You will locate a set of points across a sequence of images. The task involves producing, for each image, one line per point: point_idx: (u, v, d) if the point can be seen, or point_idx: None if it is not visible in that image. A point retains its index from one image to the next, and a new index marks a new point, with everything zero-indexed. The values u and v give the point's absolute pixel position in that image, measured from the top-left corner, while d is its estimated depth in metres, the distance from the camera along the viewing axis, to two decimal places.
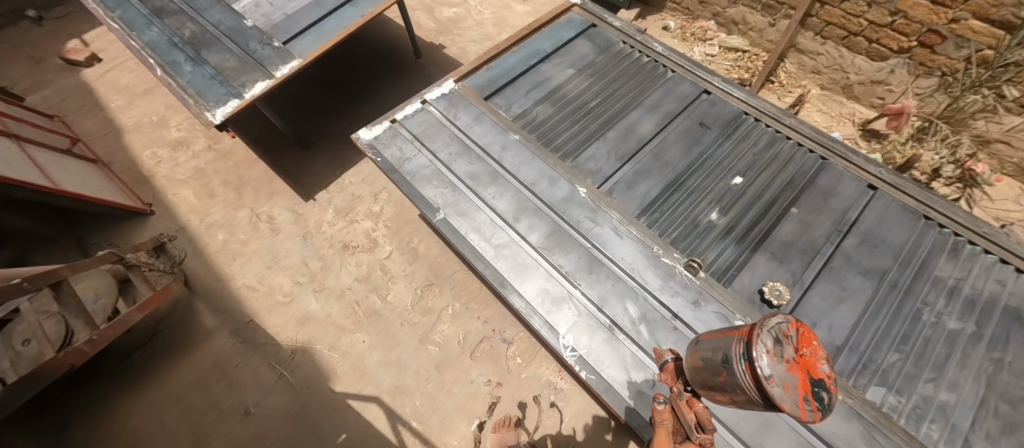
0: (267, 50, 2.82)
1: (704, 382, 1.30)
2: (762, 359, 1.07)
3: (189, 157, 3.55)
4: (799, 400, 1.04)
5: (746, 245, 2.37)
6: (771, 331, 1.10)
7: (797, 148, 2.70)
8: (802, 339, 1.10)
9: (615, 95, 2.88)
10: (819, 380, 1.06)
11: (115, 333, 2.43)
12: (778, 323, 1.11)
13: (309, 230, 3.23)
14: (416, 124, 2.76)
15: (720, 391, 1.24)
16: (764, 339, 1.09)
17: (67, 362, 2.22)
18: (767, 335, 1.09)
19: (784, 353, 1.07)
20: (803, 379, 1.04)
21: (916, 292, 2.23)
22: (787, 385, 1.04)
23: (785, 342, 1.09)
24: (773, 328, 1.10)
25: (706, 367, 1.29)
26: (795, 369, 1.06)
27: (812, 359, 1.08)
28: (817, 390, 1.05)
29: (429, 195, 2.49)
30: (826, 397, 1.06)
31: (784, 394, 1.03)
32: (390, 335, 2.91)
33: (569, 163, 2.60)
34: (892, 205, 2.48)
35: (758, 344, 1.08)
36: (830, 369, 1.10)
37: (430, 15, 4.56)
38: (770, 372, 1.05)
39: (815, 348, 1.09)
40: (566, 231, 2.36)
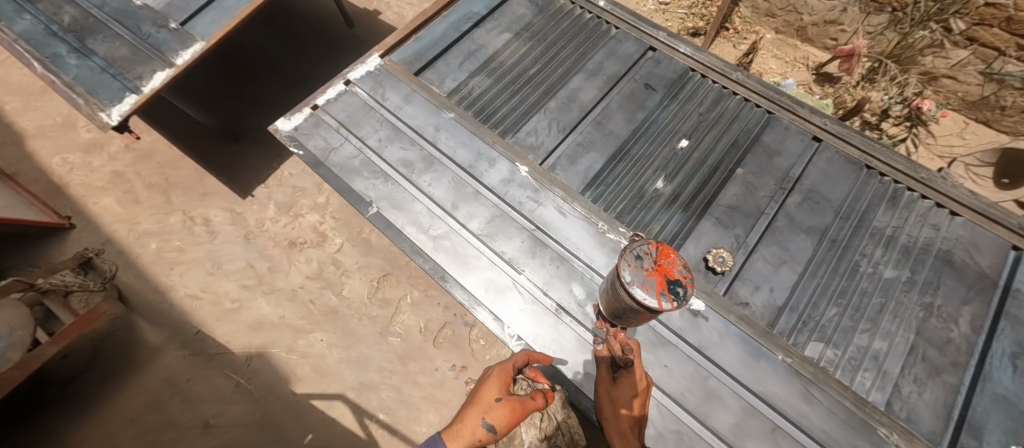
0: (163, 34, 2.51)
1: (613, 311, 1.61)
2: (626, 271, 1.37)
3: (105, 160, 3.37)
4: (655, 294, 1.32)
5: (692, 212, 2.34)
6: (633, 250, 1.41)
7: (744, 103, 2.64)
8: (660, 253, 1.38)
9: (556, 60, 2.75)
10: (673, 280, 1.34)
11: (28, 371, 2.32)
12: (639, 246, 1.41)
13: (250, 230, 3.18)
14: (340, 109, 2.56)
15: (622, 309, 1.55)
16: (628, 258, 1.40)
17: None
18: (631, 253, 1.40)
19: (643, 262, 1.37)
20: (656, 281, 1.34)
21: (854, 245, 2.26)
22: (644, 286, 1.34)
23: (644, 256, 1.39)
24: (636, 248, 1.40)
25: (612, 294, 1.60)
26: (653, 274, 1.36)
27: (667, 265, 1.37)
28: (672, 287, 1.33)
29: (360, 188, 2.35)
30: (680, 293, 1.33)
31: (645, 293, 1.33)
32: (348, 332, 2.90)
33: (509, 139, 2.48)
34: (835, 157, 2.47)
35: (622, 260, 1.39)
36: (686, 271, 1.37)
37: None
38: (630, 278, 1.35)
39: (671, 259, 1.37)
40: (506, 215, 2.28)
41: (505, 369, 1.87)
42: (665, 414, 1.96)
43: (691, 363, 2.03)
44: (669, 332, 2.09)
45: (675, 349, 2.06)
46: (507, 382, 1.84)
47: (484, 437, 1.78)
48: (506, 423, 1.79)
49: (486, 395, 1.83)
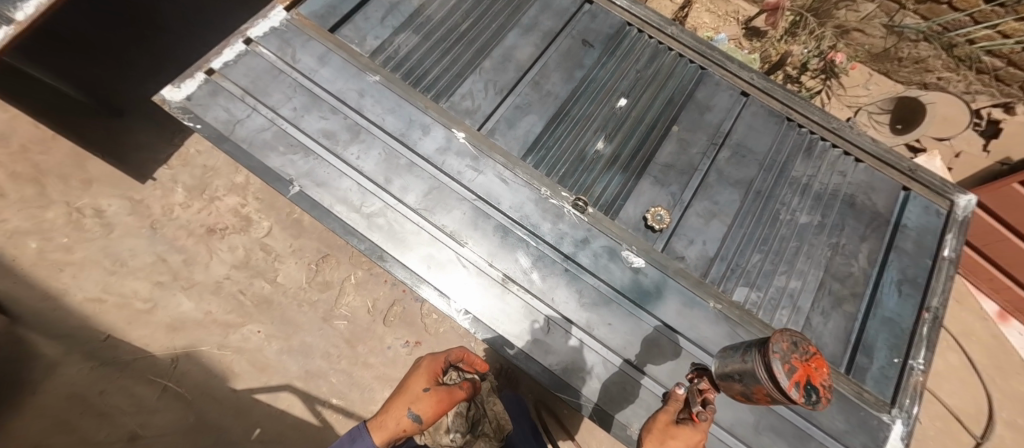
0: None
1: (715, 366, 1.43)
2: (775, 354, 1.17)
3: None
4: (791, 382, 1.15)
5: (631, 173, 2.38)
6: (786, 336, 1.20)
7: (678, 59, 2.65)
8: (814, 357, 1.20)
9: (488, 14, 2.55)
10: (814, 384, 1.16)
11: None
12: (795, 336, 1.20)
13: (155, 219, 2.81)
14: (242, 73, 2.23)
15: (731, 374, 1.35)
16: (780, 342, 1.19)
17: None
18: (783, 340, 1.19)
19: (791, 356, 1.18)
20: (801, 371, 1.16)
21: (775, 195, 2.43)
22: (786, 369, 1.16)
23: (793, 349, 1.18)
24: (796, 335, 1.21)
25: (730, 354, 1.40)
26: (800, 371, 1.16)
27: (816, 371, 1.18)
28: (810, 389, 1.15)
29: (276, 165, 2.11)
30: (813, 398, 1.16)
31: (782, 381, 1.15)
32: (287, 320, 2.72)
33: (443, 104, 2.32)
34: (760, 111, 2.59)
35: (772, 342, 1.18)
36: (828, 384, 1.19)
37: None
38: (778, 352, 1.17)
39: (821, 367, 1.19)
40: (445, 186, 2.18)
41: (434, 361, 1.80)
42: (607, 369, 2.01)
43: (633, 318, 2.08)
44: (612, 291, 2.12)
45: (618, 306, 2.09)
46: (438, 374, 1.75)
47: (408, 429, 1.65)
48: (433, 411, 1.67)
49: (413, 383, 1.71)
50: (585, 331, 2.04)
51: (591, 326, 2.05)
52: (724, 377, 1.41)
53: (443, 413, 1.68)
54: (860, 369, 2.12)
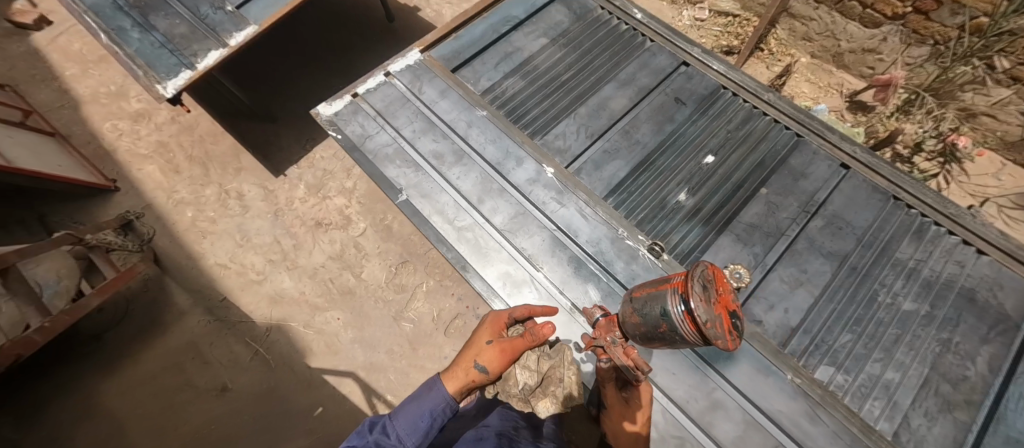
0: (220, 15, 2.70)
1: (641, 331, 1.57)
2: (699, 307, 1.36)
3: (151, 129, 3.60)
4: (722, 331, 1.37)
5: (712, 227, 2.37)
6: (698, 281, 1.41)
7: (773, 125, 2.65)
8: (717, 284, 1.43)
9: (590, 67, 2.79)
10: (731, 309, 1.42)
11: (71, 319, 2.50)
12: (703, 274, 1.42)
13: (280, 208, 3.30)
14: (379, 98, 2.66)
15: (659, 337, 1.53)
16: (696, 290, 1.38)
17: (14, 352, 2.22)
18: (698, 287, 1.39)
19: (708, 296, 1.39)
20: (723, 317, 1.38)
21: (873, 274, 2.25)
22: (714, 323, 1.36)
23: (707, 288, 1.40)
24: (702, 280, 1.41)
25: (645, 317, 1.55)
26: (718, 307, 1.39)
27: (726, 294, 1.44)
28: (732, 318, 1.40)
29: (391, 175, 2.44)
30: (736, 324, 1.42)
31: (715, 337, 1.36)
32: (363, 313, 2.98)
33: (537, 141, 2.54)
34: (861, 185, 2.47)
35: (694, 297, 1.37)
36: (734, 298, 1.48)
37: None
38: (706, 317, 1.36)
39: (725, 290, 1.43)
40: (530, 213, 2.34)
41: (497, 317, 1.86)
42: (669, 422, 2.00)
43: (699, 373, 2.07)
44: None
45: (685, 357, 2.10)
46: (502, 329, 1.81)
47: (478, 379, 1.73)
48: (499, 362, 1.75)
49: (479, 338, 1.80)
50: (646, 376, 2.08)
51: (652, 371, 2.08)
52: (649, 335, 1.57)
53: (508, 363, 1.75)
54: None
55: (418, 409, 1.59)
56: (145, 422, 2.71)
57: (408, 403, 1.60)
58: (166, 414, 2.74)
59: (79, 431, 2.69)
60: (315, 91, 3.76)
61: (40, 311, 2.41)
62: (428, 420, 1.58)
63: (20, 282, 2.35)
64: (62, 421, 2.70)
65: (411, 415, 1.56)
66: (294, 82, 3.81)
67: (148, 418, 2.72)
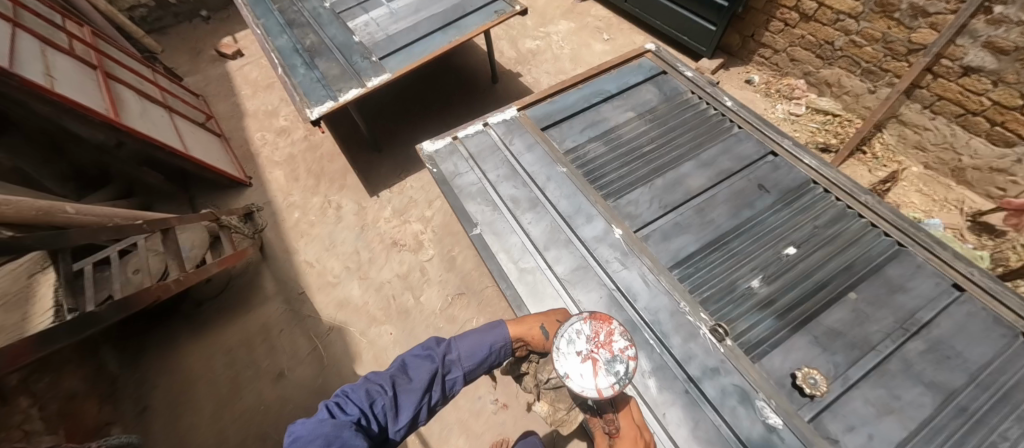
0: (365, 63, 3.30)
1: None
2: (562, 361, 1.46)
3: (287, 143, 4.40)
4: (595, 379, 1.42)
5: (786, 323, 2.17)
6: (567, 335, 1.51)
7: (869, 228, 2.44)
8: (592, 331, 1.51)
9: (673, 143, 2.86)
10: (611, 358, 1.45)
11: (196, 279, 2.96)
12: (571, 326, 1.52)
13: (366, 224, 3.78)
14: (474, 143, 2.96)
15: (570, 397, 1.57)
16: (563, 344, 1.50)
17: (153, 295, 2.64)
18: (565, 340, 1.50)
19: (579, 347, 1.48)
20: (594, 363, 1.44)
21: (989, 421, 1.87)
22: (583, 373, 1.43)
23: (579, 339, 1.49)
24: (567, 332, 1.51)
25: None
26: (589, 356, 1.46)
27: (603, 342, 1.49)
28: (610, 367, 1.44)
29: (470, 210, 2.65)
30: (621, 368, 1.44)
31: (588, 385, 1.41)
32: (413, 334, 3.22)
33: (611, 202, 2.61)
34: (978, 313, 2.11)
35: (559, 350, 1.49)
36: (623, 345, 1.49)
37: (513, 46, 4.96)
38: (567, 370, 1.44)
39: (603, 334, 1.50)
40: (591, 268, 2.37)
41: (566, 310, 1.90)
42: None
43: None
44: (735, 439, 1.92)
45: None
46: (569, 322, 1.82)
47: (536, 341, 1.71)
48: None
49: (548, 312, 1.81)
50: None
51: None
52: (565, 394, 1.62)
53: None
54: None
55: (481, 340, 1.58)
56: (216, 388, 3.14)
57: (472, 332, 1.60)
58: (232, 386, 3.15)
59: (160, 384, 3.17)
60: (419, 132, 4.32)
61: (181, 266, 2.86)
62: (486, 355, 1.57)
63: (173, 242, 2.85)
64: (150, 371, 3.22)
65: (473, 342, 1.56)
66: (408, 123, 4.39)
67: (218, 384, 3.16)
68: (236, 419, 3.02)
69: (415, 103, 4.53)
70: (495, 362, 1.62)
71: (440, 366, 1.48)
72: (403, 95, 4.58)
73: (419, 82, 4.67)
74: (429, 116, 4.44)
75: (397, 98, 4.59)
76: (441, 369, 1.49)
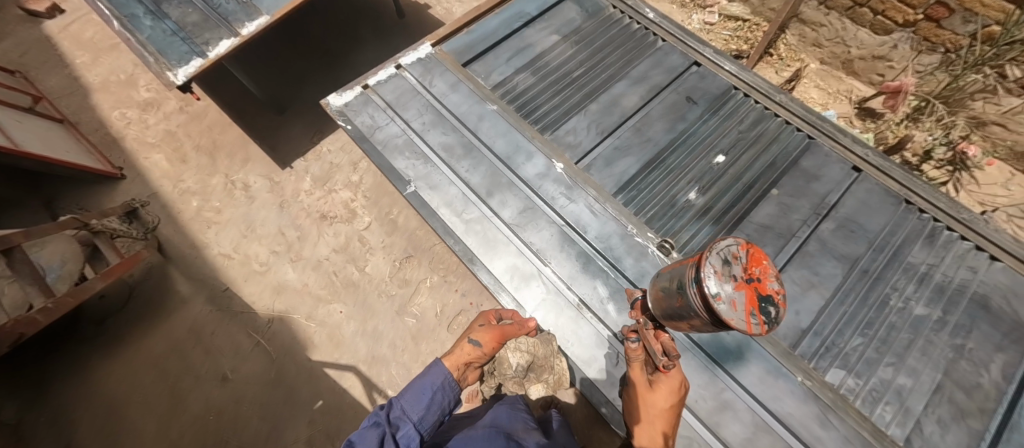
0: (233, 5, 2.71)
1: (665, 308, 1.54)
2: (711, 280, 1.26)
3: (159, 118, 3.69)
4: (745, 312, 1.22)
5: (722, 227, 2.32)
6: (719, 254, 1.29)
7: (785, 126, 2.61)
8: (750, 259, 1.27)
9: (601, 64, 2.77)
10: (766, 296, 1.24)
11: (77, 300, 2.58)
12: (728, 247, 1.29)
13: (285, 199, 3.39)
14: (389, 90, 2.64)
15: (680, 317, 1.48)
16: (714, 261, 1.28)
17: (16, 331, 2.30)
18: (718, 259, 1.28)
19: (732, 272, 1.26)
20: (749, 296, 1.23)
21: (886, 279, 2.20)
22: (733, 301, 1.22)
23: (734, 264, 1.27)
24: (722, 251, 1.29)
25: (666, 295, 1.52)
26: (743, 285, 1.24)
27: (761, 278, 1.26)
28: (763, 305, 1.23)
29: (400, 166, 2.42)
30: (773, 311, 1.23)
31: (737, 313, 1.22)
32: (367, 305, 3.08)
33: (548, 136, 2.51)
34: (874, 189, 2.41)
35: (709, 268, 1.27)
36: (778, 286, 1.27)
37: None
38: (717, 290, 1.24)
39: (763, 268, 1.27)
40: (538, 207, 2.31)
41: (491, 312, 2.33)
42: None
43: (708, 373, 2.03)
44: (688, 340, 2.09)
45: (695, 357, 2.06)
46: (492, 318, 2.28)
47: (472, 351, 2.17)
48: (491, 343, 2.17)
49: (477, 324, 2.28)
50: None
51: None
52: (672, 317, 1.52)
53: (497, 341, 2.17)
54: None
55: (423, 383, 1.79)
56: (153, 406, 2.84)
57: (412, 384, 1.79)
58: (171, 399, 2.86)
59: (80, 415, 2.81)
60: (328, 83, 3.84)
61: (43, 292, 2.49)
62: (430, 397, 1.77)
63: (22, 262, 2.41)
64: (64, 407, 2.82)
65: (414, 395, 1.74)
66: (311, 75, 3.87)
67: (155, 402, 2.85)
68: (186, 432, 2.78)
69: (313, 51, 3.98)
70: (447, 394, 1.81)
71: (388, 427, 1.61)
72: (296, 44, 4.00)
73: (312, 27, 4.09)
74: (334, 62, 3.93)
75: (290, 47, 3.99)
76: (389, 430, 1.60)
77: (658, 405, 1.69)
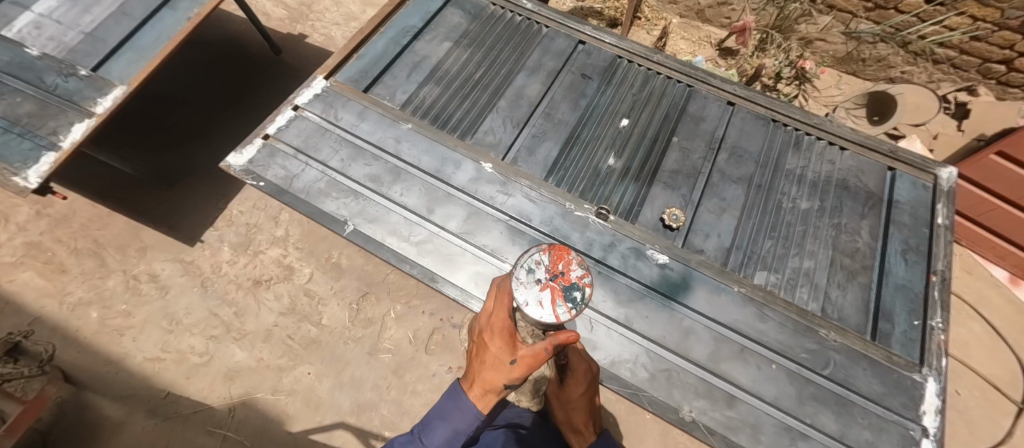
0: (73, 82, 2.33)
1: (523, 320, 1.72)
2: (519, 290, 1.45)
3: (12, 232, 3.21)
4: (552, 307, 1.42)
5: (643, 182, 2.60)
6: (526, 265, 1.49)
7: (668, 81, 2.95)
8: (552, 259, 1.49)
9: (497, 62, 2.88)
10: (568, 285, 1.45)
11: None
12: (532, 256, 1.50)
13: (206, 277, 3.14)
14: (294, 134, 2.49)
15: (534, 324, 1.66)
16: (521, 273, 1.48)
17: None
18: (523, 270, 1.48)
19: (538, 276, 1.46)
20: (552, 292, 1.44)
21: (777, 187, 2.63)
22: (540, 301, 1.43)
23: (538, 269, 1.47)
24: (527, 261, 1.48)
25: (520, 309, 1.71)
26: (546, 284, 1.45)
27: (563, 271, 1.47)
28: (567, 294, 1.44)
29: (330, 209, 2.33)
30: (578, 295, 1.44)
31: (546, 309, 1.42)
32: (336, 357, 2.97)
33: (468, 141, 2.57)
34: (748, 116, 2.84)
35: (518, 280, 1.47)
36: (580, 272, 1.48)
37: (277, 4, 4.54)
38: (525, 298, 1.43)
39: (564, 263, 1.48)
40: (481, 210, 2.38)
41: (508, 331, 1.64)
42: (656, 359, 2.17)
43: (668, 310, 2.27)
44: (643, 288, 2.31)
45: (654, 300, 2.28)
46: (506, 323, 1.65)
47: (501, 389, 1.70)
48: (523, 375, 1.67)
49: (496, 357, 1.66)
50: (625, 327, 2.22)
51: (630, 321, 2.23)
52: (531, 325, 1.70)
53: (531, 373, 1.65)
54: (884, 335, 2.23)
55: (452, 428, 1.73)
56: None
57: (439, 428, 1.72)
58: None
59: None
60: (220, 143, 3.69)
61: None
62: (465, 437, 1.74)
63: None
64: None
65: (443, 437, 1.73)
66: (196, 139, 3.66)
67: None
68: None
69: (192, 115, 3.78)
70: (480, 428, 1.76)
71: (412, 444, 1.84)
72: (168, 113, 3.76)
73: (182, 92, 3.88)
74: (219, 119, 3.78)
75: (161, 118, 3.73)
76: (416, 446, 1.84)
77: (575, 396, 1.90)
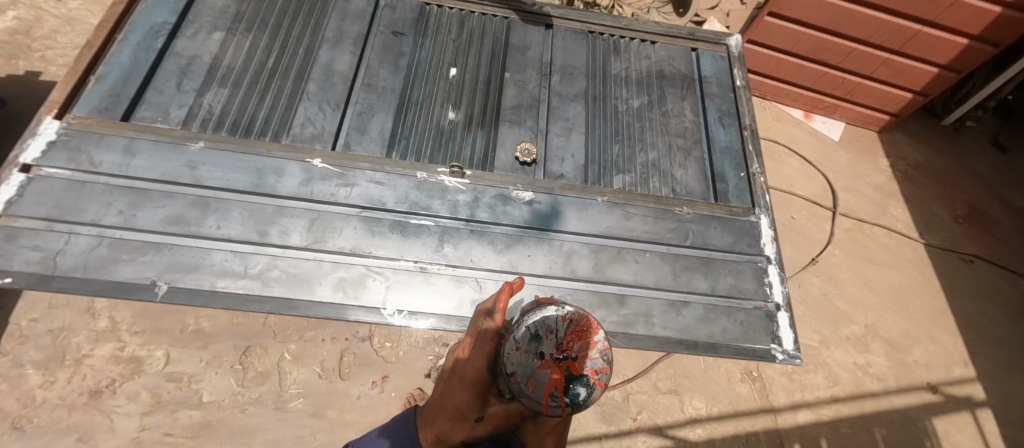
0: None
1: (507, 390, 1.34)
2: (514, 356, 1.23)
3: None
4: (546, 395, 1.19)
5: (489, 126, 2.53)
6: (536, 323, 1.30)
7: (483, 17, 2.85)
8: (574, 331, 1.30)
9: (291, 42, 2.50)
10: (578, 374, 1.23)
11: None
12: (552, 315, 1.32)
13: (14, 416, 2.64)
14: (37, 203, 1.90)
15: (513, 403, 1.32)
16: (520, 337, 1.27)
17: None
18: (527, 331, 1.28)
19: (543, 349, 1.26)
20: (554, 374, 1.22)
21: (608, 94, 2.76)
22: (533, 380, 1.20)
23: (548, 338, 1.28)
24: (541, 321, 1.31)
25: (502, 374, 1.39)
26: (550, 362, 1.24)
27: (580, 351, 1.27)
28: (571, 385, 1.21)
29: (128, 276, 1.86)
30: (586, 390, 1.22)
31: (538, 389, 1.19)
32: (236, 434, 2.78)
33: (284, 140, 2.23)
34: (566, 33, 2.89)
35: (514, 338, 1.27)
36: (600, 362, 1.28)
37: None
38: (517, 368, 1.21)
39: (584, 340, 1.29)
40: (325, 212, 2.12)
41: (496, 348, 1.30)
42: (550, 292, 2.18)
43: (547, 242, 2.29)
44: (519, 229, 2.29)
45: (533, 237, 2.28)
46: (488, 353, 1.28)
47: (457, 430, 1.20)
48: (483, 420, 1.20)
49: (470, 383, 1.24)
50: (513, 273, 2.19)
51: (517, 265, 2.20)
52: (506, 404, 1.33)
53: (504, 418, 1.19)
54: (724, 194, 2.56)
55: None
56: None
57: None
58: None
59: None
60: None
61: None
62: None
63: None
64: None
65: None
66: None
67: None
68: None
69: None
70: None
71: None
72: None
73: None
74: None
75: None
76: None
77: None
